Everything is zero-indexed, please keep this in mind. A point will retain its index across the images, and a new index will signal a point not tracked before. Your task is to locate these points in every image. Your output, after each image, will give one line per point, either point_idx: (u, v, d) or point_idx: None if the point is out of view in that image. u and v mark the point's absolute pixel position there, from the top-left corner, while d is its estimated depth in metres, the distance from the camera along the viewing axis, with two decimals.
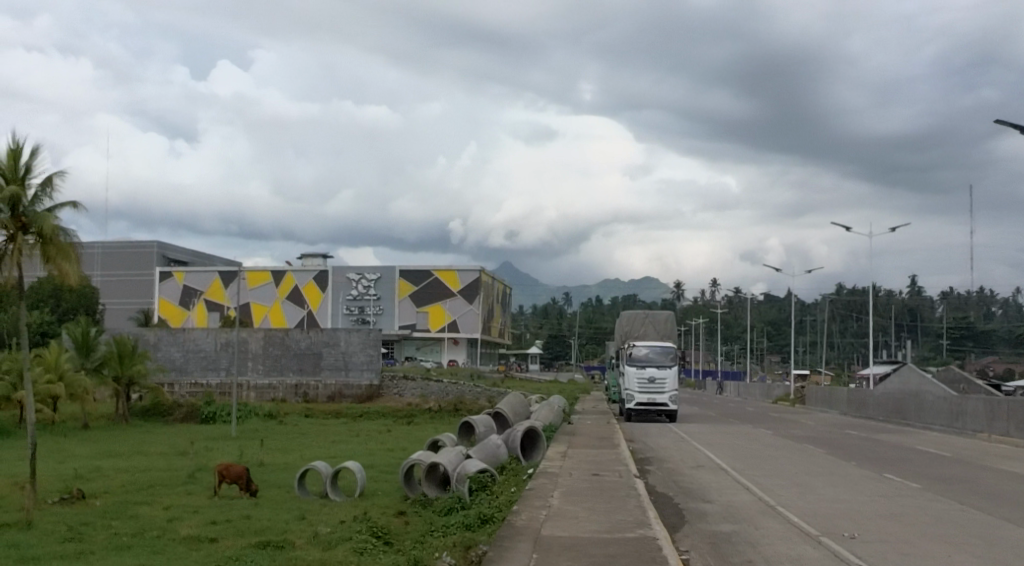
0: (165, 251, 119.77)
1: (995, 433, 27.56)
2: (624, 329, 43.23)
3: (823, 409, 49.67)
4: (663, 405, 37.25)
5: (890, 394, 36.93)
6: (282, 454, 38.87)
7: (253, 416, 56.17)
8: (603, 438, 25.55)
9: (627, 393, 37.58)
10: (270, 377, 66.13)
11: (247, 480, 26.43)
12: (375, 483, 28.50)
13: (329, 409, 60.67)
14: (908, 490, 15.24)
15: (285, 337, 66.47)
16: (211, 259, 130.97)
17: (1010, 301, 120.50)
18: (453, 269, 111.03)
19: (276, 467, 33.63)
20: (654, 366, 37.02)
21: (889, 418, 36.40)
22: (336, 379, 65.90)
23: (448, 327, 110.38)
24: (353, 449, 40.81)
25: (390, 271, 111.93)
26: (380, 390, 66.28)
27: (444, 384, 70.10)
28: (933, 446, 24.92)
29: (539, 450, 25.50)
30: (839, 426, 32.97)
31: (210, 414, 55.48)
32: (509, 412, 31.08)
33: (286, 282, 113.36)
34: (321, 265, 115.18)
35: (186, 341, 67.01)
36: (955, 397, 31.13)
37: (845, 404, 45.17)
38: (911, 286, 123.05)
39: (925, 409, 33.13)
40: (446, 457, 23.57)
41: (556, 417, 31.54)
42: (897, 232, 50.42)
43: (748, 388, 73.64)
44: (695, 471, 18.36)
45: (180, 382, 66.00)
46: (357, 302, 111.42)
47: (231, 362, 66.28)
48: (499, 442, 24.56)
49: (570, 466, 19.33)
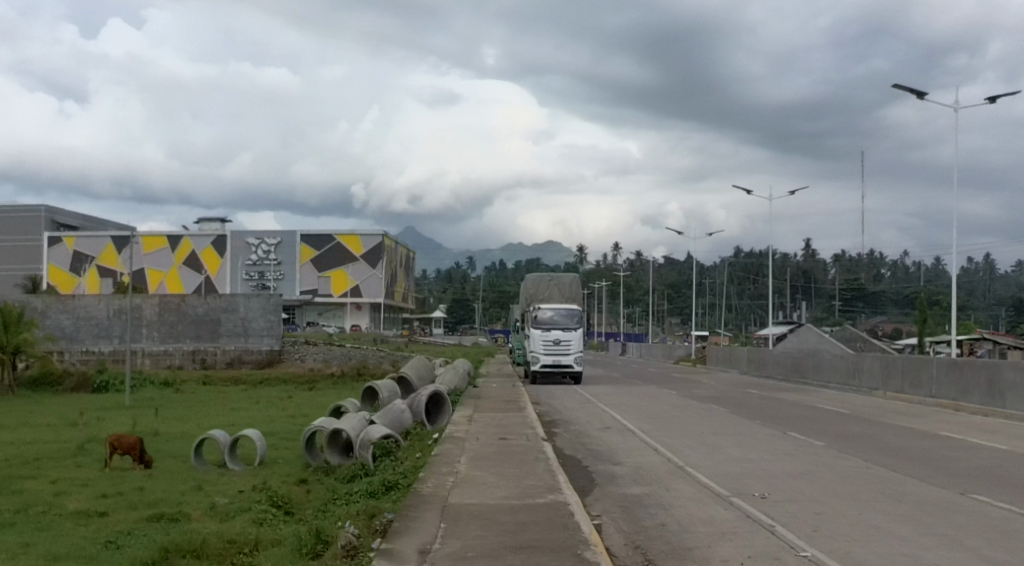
0: (53, 215, 115.49)
1: (890, 390, 28.10)
2: (529, 292, 43.01)
3: (723, 370, 50.28)
4: (568, 368, 37.19)
5: (789, 353, 37.51)
6: (178, 423, 37.76)
7: (148, 384, 54.53)
8: (508, 401, 25.27)
9: (532, 356, 37.40)
10: (166, 345, 64.34)
11: (141, 451, 25.48)
12: (276, 451, 27.77)
13: (227, 376, 59.28)
14: (814, 448, 15.27)
15: (182, 303, 64.66)
16: (103, 223, 126.82)
17: (899, 263, 124.28)
18: (355, 233, 109.56)
19: (171, 437, 32.61)
20: (559, 329, 36.91)
21: (788, 377, 36.96)
22: (235, 345, 64.40)
23: (350, 292, 109.04)
24: (253, 416, 39.87)
25: (291, 235, 109.91)
26: (281, 356, 64.99)
27: (347, 349, 69.15)
28: (832, 404, 25.28)
29: (444, 414, 25.08)
30: (740, 386, 33.31)
31: (103, 383, 53.69)
32: (414, 376, 30.58)
33: (182, 247, 110.42)
34: (218, 229, 112.47)
35: (76, 308, 64.69)
36: (852, 356, 31.70)
37: (745, 364, 45.85)
38: (805, 249, 125.90)
39: (823, 368, 33.68)
40: (348, 423, 22.99)
41: (461, 381, 31.17)
42: (794, 195, 51.13)
43: (650, 350, 74.39)
44: (603, 434, 18.15)
45: (71, 351, 63.72)
46: (257, 268, 109.18)
47: (125, 330, 64.27)
48: (403, 407, 24.08)
49: (476, 430, 18.94)
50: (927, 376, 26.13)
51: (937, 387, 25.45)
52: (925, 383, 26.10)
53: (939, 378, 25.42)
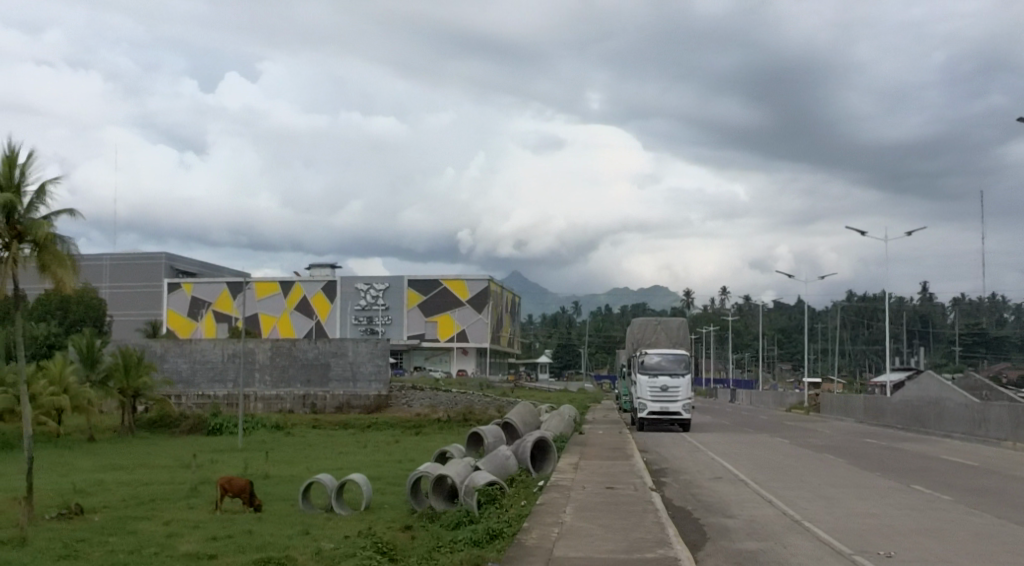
0: (173, 262, 119.37)
1: (1020, 441, 26.73)
2: (636, 336, 42.48)
3: (838, 417, 48.77)
4: (677, 414, 36.43)
5: (909, 401, 36.15)
6: (288, 466, 38.18)
7: (259, 427, 55.51)
8: (615, 448, 24.80)
9: (639, 402, 36.84)
10: (277, 388, 65.50)
11: (250, 494, 25.74)
12: (382, 496, 27.77)
13: (336, 419, 60.00)
14: (940, 503, 14.46)
15: (293, 347, 65.85)
16: (219, 270, 130.55)
17: (1022, 307, 119.54)
18: (461, 278, 110.44)
19: (280, 480, 32.93)
20: (667, 374, 36.28)
21: (908, 426, 35.58)
22: (344, 389, 65.21)
23: (457, 337, 109.79)
24: (360, 460, 40.11)
25: (399, 280, 111.39)
26: (388, 400, 65.55)
27: (454, 394, 69.38)
28: (957, 455, 24.13)
29: (549, 461, 24.76)
30: (858, 435, 32.19)
31: (216, 425, 54.86)
32: (519, 422, 30.33)
33: (294, 292, 112.83)
34: (329, 275, 114.66)
35: (192, 352, 66.43)
36: (978, 404, 30.34)
37: (861, 411, 44.33)
38: (922, 293, 122.09)
39: (946, 417, 32.31)
40: (453, 469, 22.85)
41: (566, 427, 30.81)
42: (911, 236, 49.55)
43: (760, 397, 72.77)
44: (714, 484, 17.57)
45: (187, 394, 65.37)
46: (366, 312, 110.84)
47: (238, 373, 65.72)
48: (509, 453, 23.83)
49: (582, 478, 18.56)
50: None
51: None
52: None
53: None
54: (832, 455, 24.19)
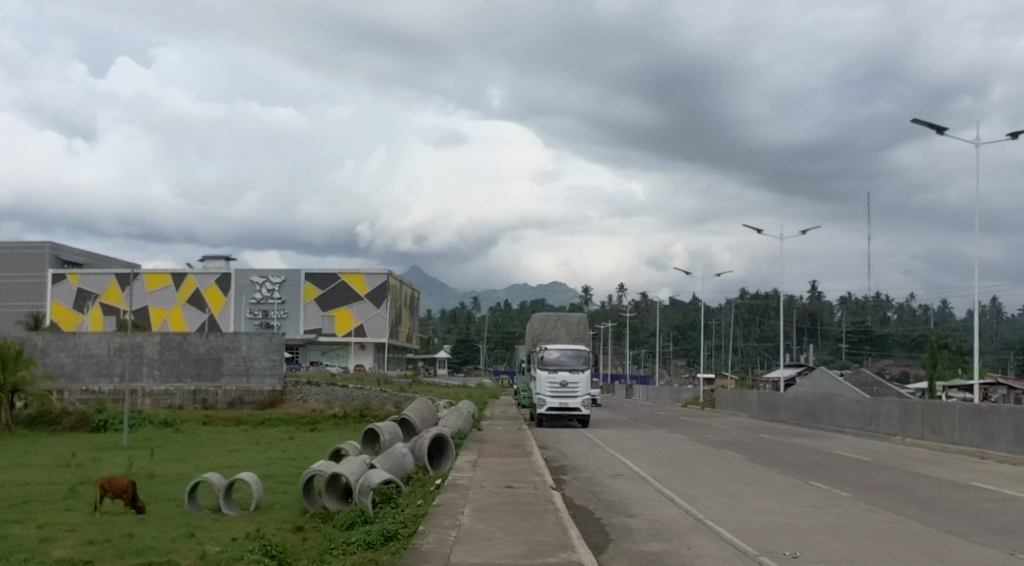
0: (58, 252, 114.98)
1: (910, 436, 27.16)
2: (535, 332, 42.14)
3: (733, 413, 49.32)
4: (576, 410, 36.24)
5: (802, 397, 36.60)
6: (176, 464, 36.79)
7: (147, 424, 53.59)
8: (514, 445, 24.34)
9: (538, 398, 36.52)
10: (167, 384, 63.43)
11: (133, 495, 24.54)
12: (274, 495, 26.81)
13: (228, 415, 58.36)
14: (841, 500, 14.39)
15: (183, 341, 63.88)
16: (106, 261, 126.31)
17: (905, 306, 123.67)
18: (359, 271, 108.94)
19: (167, 479, 31.64)
20: (566, 370, 36.04)
21: (802, 421, 36.02)
22: (237, 385, 63.48)
23: (354, 331, 108.30)
24: (252, 457, 38.92)
25: (295, 273, 109.26)
26: (283, 396, 64.08)
27: (350, 389, 68.20)
28: (850, 450, 24.32)
29: (447, 458, 24.19)
30: (753, 430, 32.43)
31: (101, 422, 52.79)
32: (417, 418, 29.65)
33: (186, 284, 109.86)
34: (222, 267, 111.88)
35: (76, 345, 63.86)
36: (869, 400, 30.80)
37: (756, 407, 44.86)
38: (812, 291, 125.15)
39: (838, 412, 32.75)
40: (348, 467, 22.10)
41: (465, 423, 30.28)
42: (805, 234, 50.27)
43: (657, 393, 73.43)
44: (614, 482, 17.20)
45: (71, 389, 62.80)
46: (261, 306, 108.57)
47: (125, 368, 63.45)
48: (405, 451, 23.18)
49: (480, 478, 18.02)
50: (949, 422, 25.21)
51: (960, 434, 24.55)
52: (947, 429, 25.20)
53: (962, 425, 24.51)
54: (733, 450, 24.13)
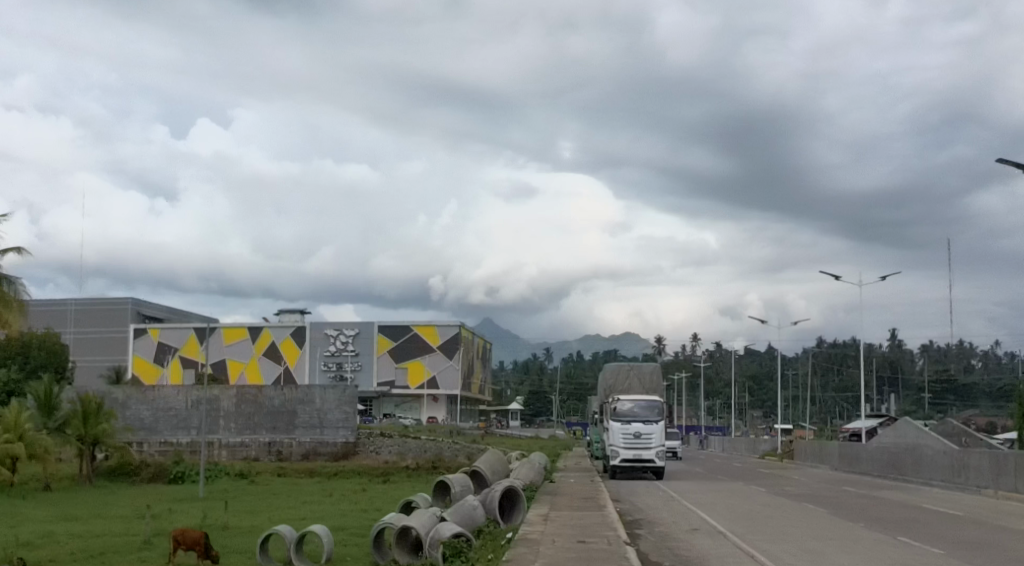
0: (139, 307, 117.57)
1: (1002, 490, 26.04)
2: (608, 382, 41.60)
3: (813, 465, 48.04)
4: (650, 462, 35.54)
5: (886, 448, 35.46)
6: (250, 516, 36.88)
7: (222, 475, 54.01)
8: (587, 498, 23.86)
9: (612, 450, 35.90)
10: (242, 436, 63.96)
11: (205, 546, 24.55)
12: (345, 548, 26.62)
13: (302, 467, 58.56)
14: (932, 558, 13.71)
15: (258, 393, 64.46)
16: (186, 315, 128.77)
17: (990, 353, 120.21)
18: (432, 323, 109.38)
19: (240, 531, 31.68)
20: (640, 421, 35.40)
21: (886, 473, 34.88)
22: (310, 437, 63.76)
23: (427, 384, 108.44)
24: (325, 510, 38.83)
25: (369, 326, 110.06)
26: (356, 448, 64.17)
27: (423, 441, 68.06)
28: (939, 504, 23.36)
29: (518, 511, 23.75)
30: (836, 483, 31.43)
31: (178, 474, 53.34)
32: (488, 470, 29.30)
33: (262, 337, 111.54)
34: (298, 321, 113.26)
35: (155, 398, 64.84)
36: (957, 451, 29.68)
37: (837, 458, 43.58)
38: (891, 339, 122.38)
39: (925, 464, 31.62)
40: (418, 520, 21.81)
41: (537, 475, 29.83)
42: (883, 279, 49.04)
43: (734, 444, 71.97)
44: (691, 537, 16.67)
45: (149, 442, 63.70)
46: (335, 359, 109.48)
47: (202, 421, 64.19)
48: (476, 504, 22.82)
49: (552, 532, 17.62)
50: None
51: None
52: None
53: None
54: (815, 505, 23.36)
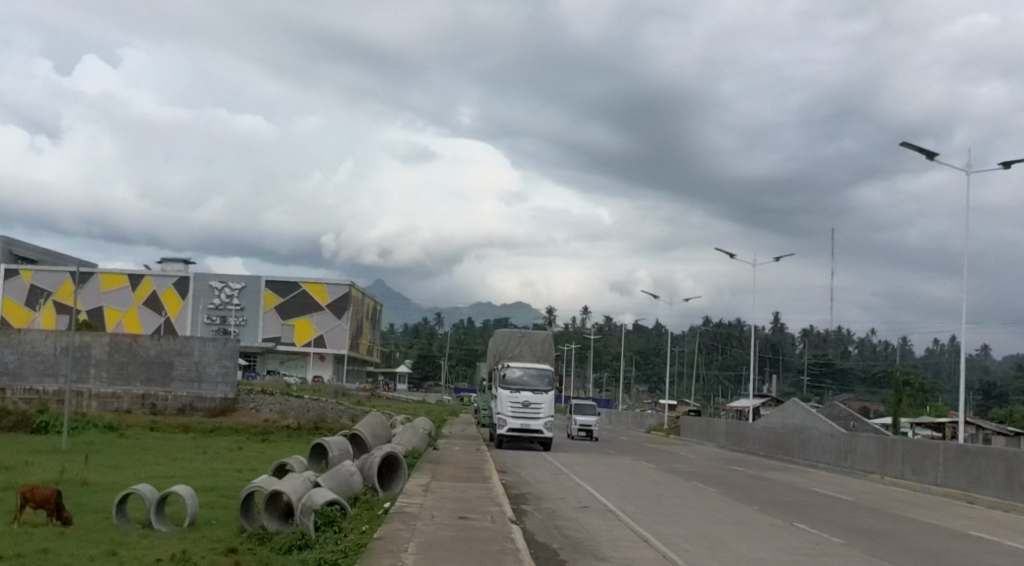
0: (13, 247, 111.81)
1: (888, 475, 25.89)
2: (498, 349, 40.56)
3: (698, 441, 47.97)
4: (537, 432, 34.71)
5: (773, 428, 35.29)
6: (113, 471, 34.78)
7: (90, 427, 51.38)
8: (471, 468, 22.70)
9: (499, 418, 34.88)
10: (114, 386, 61.00)
11: (57, 505, 22.62)
12: (211, 510, 24.97)
13: (176, 422, 56.18)
14: (833, 548, 13.06)
15: (133, 343, 61.57)
16: (63, 258, 123.16)
17: (866, 340, 123.74)
18: (322, 281, 106.90)
19: (100, 488, 29.69)
20: (529, 390, 34.45)
21: (771, 453, 34.76)
22: (187, 391, 61.22)
23: (314, 342, 105.99)
24: (196, 467, 36.92)
25: (256, 280, 107.01)
26: (235, 405, 61.93)
27: (305, 401, 66.20)
28: (829, 488, 22.88)
29: (397, 480, 22.54)
30: (723, 461, 31.10)
31: (42, 423, 50.50)
32: (369, 434, 27.97)
33: (144, 286, 107.17)
34: (182, 270, 109.35)
35: (22, 343, 61.37)
36: (844, 434, 29.54)
37: (723, 436, 43.33)
38: (775, 322, 124.76)
39: (811, 446, 31.48)
40: (290, 484, 20.43)
41: (420, 442, 28.64)
42: (779, 258, 49.00)
43: (619, 417, 72.06)
44: (580, 515, 15.61)
45: (13, 388, 60.36)
46: (219, 312, 106.20)
47: (72, 369, 61.04)
48: (353, 469, 21.51)
49: (432, 505, 16.39)
50: (932, 463, 23.95)
51: (944, 475, 23.29)
52: (929, 471, 23.95)
53: (946, 466, 23.26)
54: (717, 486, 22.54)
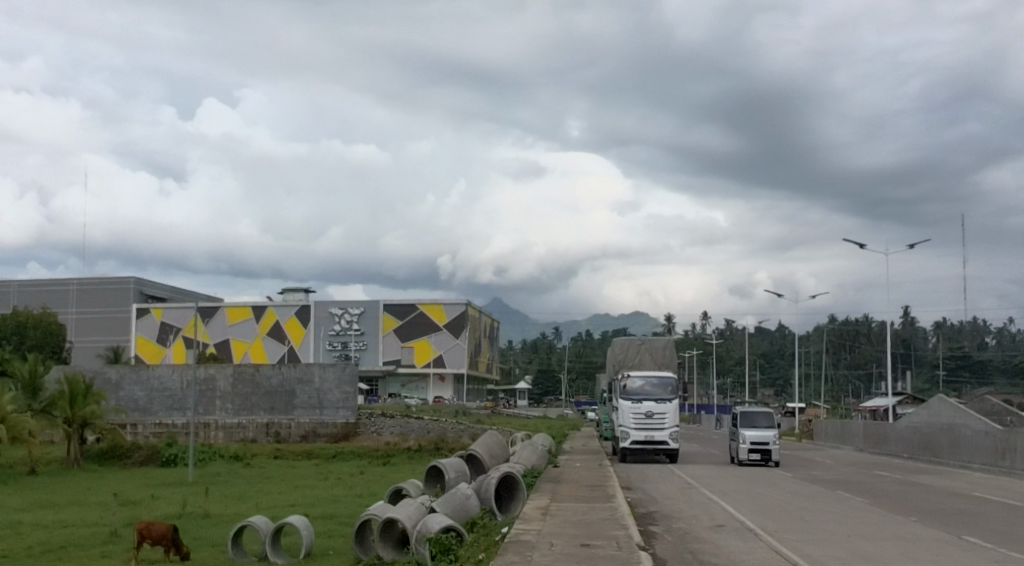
0: (141, 287, 114.98)
1: None
2: (617, 358, 39.06)
3: (834, 445, 45.46)
4: (662, 444, 33.09)
5: (917, 427, 32.93)
6: (235, 502, 34.48)
7: (217, 457, 51.76)
8: (592, 486, 21.38)
9: (620, 430, 33.41)
10: (239, 417, 61.50)
11: (173, 541, 22.09)
12: (329, 539, 24.14)
13: (300, 449, 56.23)
14: None
15: (256, 373, 61.90)
16: (188, 293, 126.25)
17: (1004, 330, 117.69)
18: (438, 302, 107.06)
19: (220, 520, 29.25)
20: (652, 399, 32.93)
21: (917, 455, 32.42)
22: (309, 418, 61.35)
23: (433, 362, 106.12)
24: (317, 494, 36.40)
25: (374, 305, 107.73)
26: (357, 429, 61.82)
27: (426, 422, 65.74)
28: (990, 492, 20.75)
29: (516, 502, 21.32)
30: (864, 465, 29.05)
31: (171, 456, 51.07)
32: (485, 454, 26.91)
33: (266, 317, 109.00)
34: (301, 299, 110.89)
35: (149, 379, 62.46)
36: (999, 431, 27.17)
37: (861, 439, 40.83)
38: (904, 316, 119.83)
39: (962, 445, 29.12)
40: (405, 510, 19.40)
41: (539, 460, 27.44)
42: (911, 248, 46.10)
43: None
44: (716, 536, 14.17)
45: (144, 423, 61.50)
46: (340, 338, 107.20)
47: (197, 401, 61.82)
48: (469, 492, 20.39)
49: (551, 531, 15.11)
50: None
51: None
52: None
53: None
54: (869, 499, 20.60)
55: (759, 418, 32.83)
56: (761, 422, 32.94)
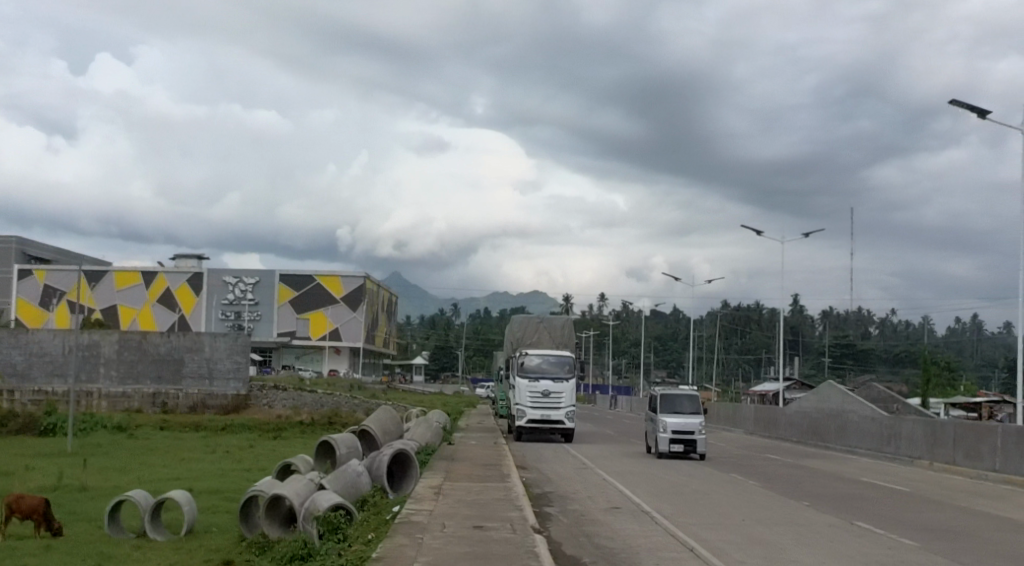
0: (24, 248, 110.47)
1: (938, 461, 24.01)
2: (515, 335, 38.75)
3: (725, 427, 46.07)
4: (558, 423, 32.97)
5: (806, 412, 33.45)
6: (116, 475, 33.19)
7: (98, 427, 49.91)
8: (487, 465, 21.01)
9: (517, 409, 33.14)
10: (124, 385, 59.47)
11: (45, 516, 20.96)
12: (213, 515, 23.27)
13: (187, 420, 54.62)
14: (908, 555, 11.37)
15: (143, 341, 59.91)
16: (75, 256, 121.84)
17: (887, 321, 121.48)
18: (336, 275, 105.48)
19: (99, 493, 28.03)
20: (549, 378, 32.71)
21: (806, 439, 32.92)
22: (198, 388, 59.69)
23: (329, 335, 104.64)
24: (204, 467, 35.30)
25: (270, 275, 105.52)
26: (247, 401, 60.42)
27: (319, 395, 64.62)
28: (878, 477, 21.04)
29: (409, 479, 20.84)
30: (756, 449, 29.36)
31: (50, 425, 49.06)
32: (378, 430, 26.32)
33: (157, 284, 105.93)
34: (194, 267, 108.04)
35: (29, 343, 59.92)
36: (886, 417, 27.67)
37: (752, 422, 41.44)
38: (794, 304, 122.72)
39: (850, 431, 29.63)
40: (292, 487, 18.75)
41: (434, 437, 26.95)
42: (806, 237, 46.82)
43: (641, 403, 70.25)
44: (611, 518, 13.89)
45: (22, 390, 59.05)
46: (233, 308, 104.79)
47: (80, 368, 59.52)
48: (360, 469, 19.81)
49: (444, 512, 14.64)
50: (988, 446, 22.07)
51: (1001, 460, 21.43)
52: (985, 455, 22.07)
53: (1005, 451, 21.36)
54: (769, 489, 20.62)
55: (685, 401, 27.39)
56: (687, 406, 27.59)
